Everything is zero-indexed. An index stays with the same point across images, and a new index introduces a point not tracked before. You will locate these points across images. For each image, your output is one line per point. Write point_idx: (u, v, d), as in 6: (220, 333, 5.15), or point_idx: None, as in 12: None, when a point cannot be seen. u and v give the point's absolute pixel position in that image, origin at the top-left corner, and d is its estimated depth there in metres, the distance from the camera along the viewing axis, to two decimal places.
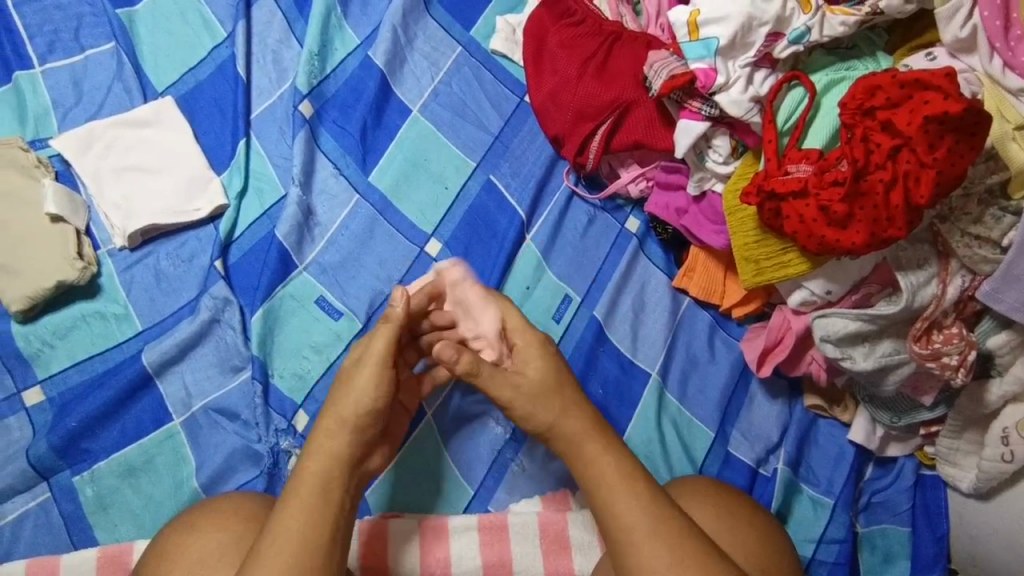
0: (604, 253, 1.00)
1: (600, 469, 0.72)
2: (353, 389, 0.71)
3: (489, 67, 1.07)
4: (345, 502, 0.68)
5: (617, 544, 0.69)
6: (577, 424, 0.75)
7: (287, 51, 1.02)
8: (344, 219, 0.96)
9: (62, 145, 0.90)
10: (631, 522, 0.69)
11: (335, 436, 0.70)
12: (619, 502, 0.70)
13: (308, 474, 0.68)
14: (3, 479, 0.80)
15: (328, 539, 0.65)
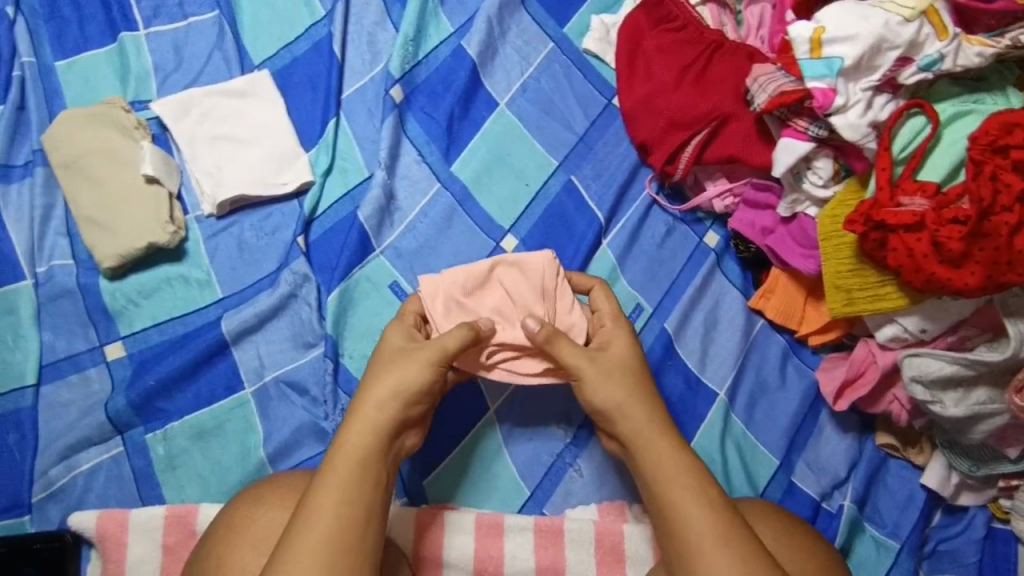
0: (680, 266, 0.99)
1: (672, 467, 0.70)
2: (407, 368, 0.71)
3: (581, 66, 1.05)
4: (383, 478, 0.67)
5: (685, 547, 0.66)
6: (649, 417, 0.73)
7: (382, 34, 1.02)
8: (424, 207, 0.96)
9: (161, 108, 0.91)
10: (703, 526, 0.66)
11: (379, 408, 0.69)
12: (694, 501, 0.68)
13: (344, 448, 0.67)
14: (82, 430, 0.82)
15: (364, 515, 0.64)
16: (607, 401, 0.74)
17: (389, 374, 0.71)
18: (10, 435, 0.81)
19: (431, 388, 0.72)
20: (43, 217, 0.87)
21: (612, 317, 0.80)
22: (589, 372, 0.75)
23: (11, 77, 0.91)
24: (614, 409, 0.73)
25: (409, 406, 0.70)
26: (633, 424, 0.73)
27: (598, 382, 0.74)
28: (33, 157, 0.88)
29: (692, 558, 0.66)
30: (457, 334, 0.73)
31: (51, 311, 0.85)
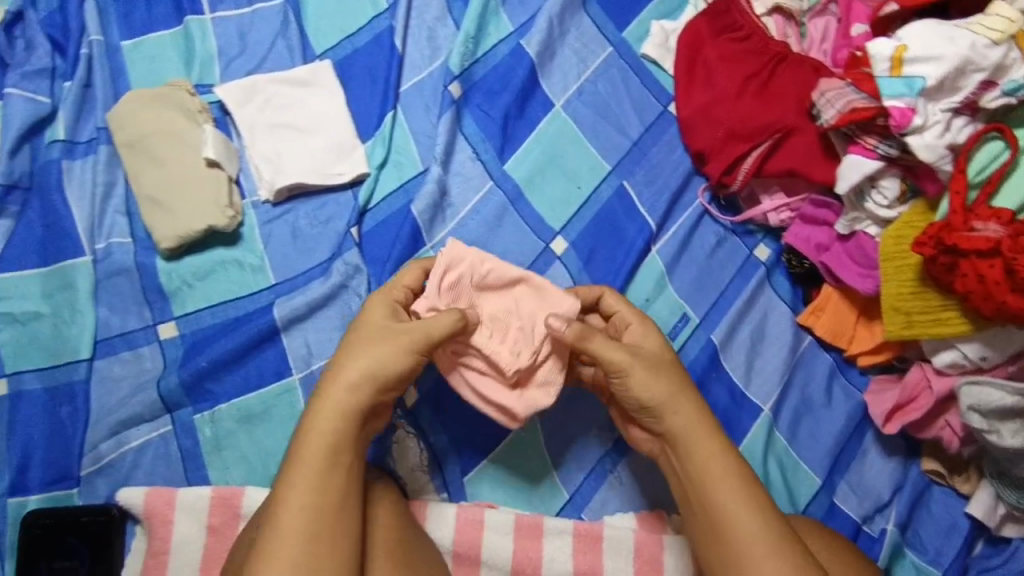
0: (729, 277, 0.98)
1: (718, 469, 0.71)
2: (377, 351, 0.71)
3: (638, 72, 1.04)
4: (352, 463, 0.69)
5: (735, 548, 0.68)
6: (696, 415, 0.73)
7: (443, 29, 1.02)
8: (476, 204, 0.96)
9: (224, 93, 0.92)
10: (756, 530, 0.68)
11: (349, 394, 0.69)
12: (743, 505, 0.69)
13: (314, 435, 0.68)
14: (133, 406, 0.83)
15: (335, 503, 0.67)
16: (654, 397, 0.73)
17: (361, 357, 0.70)
18: (63, 407, 0.83)
19: (408, 373, 0.72)
20: (104, 194, 0.88)
21: (639, 319, 0.80)
22: (636, 369, 0.73)
23: (79, 54, 0.91)
24: (664, 402, 0.73)
25: (380, 391, 0.71)
26: (682, 418, 0.73)
27: (642, 379, 0.73)
28: (96, 135, 0.89)
29: (741, 559, 0.68)
30: (448, 320, 0.73)
31: (107, 288, 0.86)
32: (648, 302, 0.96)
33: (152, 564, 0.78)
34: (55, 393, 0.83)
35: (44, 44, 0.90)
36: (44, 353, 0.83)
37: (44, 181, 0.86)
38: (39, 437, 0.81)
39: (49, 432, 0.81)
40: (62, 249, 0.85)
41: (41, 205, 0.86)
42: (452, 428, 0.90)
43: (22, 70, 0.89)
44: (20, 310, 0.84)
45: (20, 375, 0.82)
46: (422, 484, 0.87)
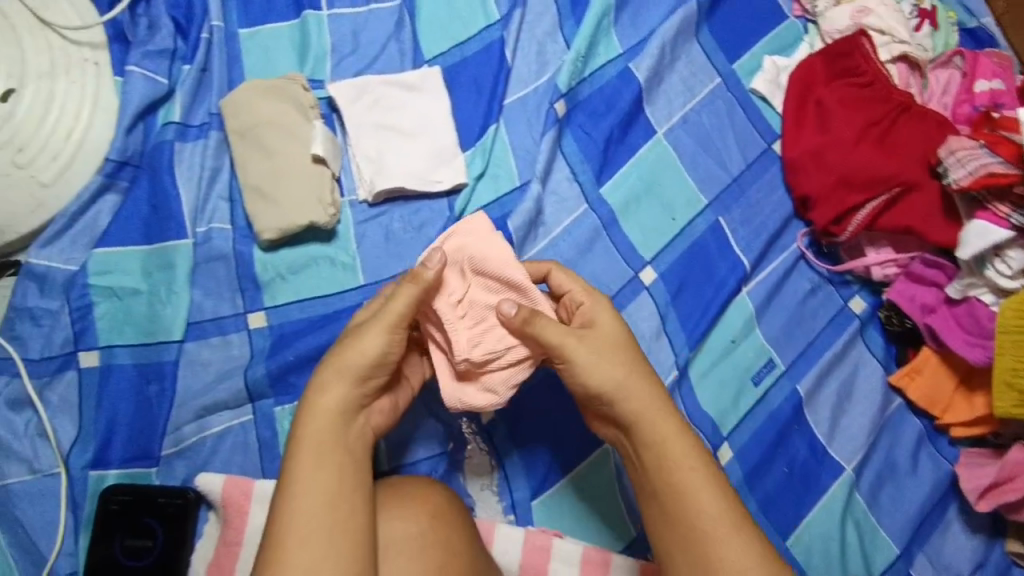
0: (820, 327, 0.95)
1: (679, 452, 0.69)
2: (356, 342, 0.70)
3: (745, 106, 1.02)
4: (344, 460, 0.68)
5: (697, 533, 0.68)
6: (652, 395, 0.71)
7: (552, 45, 1.00)
8: (569, 225, 0.95)
9: (336, 92, 0.92)
10: (717, 513, 0.68)
11: (327, 389, 0.70)
12: (705, 488, 0.68)
13: (304, 435, 0.68)
14: (218, 393, 0.84)
15: (333, 501, 0.66)
16: (605, 383, 0.71)
17: (337, 351, 0.71)
18: (152, 386, 0.84)
19: (379, 358, 0.71)
20: (210, 179, 0.89)
21: (586, 295, 0.76)
22: (580, 354, 0.71)
23: (199, 38, 0.92)
24: (613, 388, 0.70)
25: (359, 381, 0.71)
26: (637, 402, 0.70)
27: (591, 365, 0.70)
28: (209, 120, 0.90)
29: (704, 544, 0.67)
30: (407, 298, 0.70)
31: (204, 272, 0.87)
32: (734, 344, 0.94)
33: (224, 551, 0.79)
34: (146, 370, 0.84)
35: (168, 26, 0.91)
36: (139, 330, 0.84)
37: (155, 161, 0.87)
38: (126, 412, 0.82)
39: (136, 409, 0.83)
40: (166, 230, 0.86)
41: (150, 184, 0.87)
42: (525, 444, 0.89)
43: (144, 49, 0.90)
44: (120, 285, 0.85)
45: (112, 349, 0.84)
46: (490, 501, 0.88)
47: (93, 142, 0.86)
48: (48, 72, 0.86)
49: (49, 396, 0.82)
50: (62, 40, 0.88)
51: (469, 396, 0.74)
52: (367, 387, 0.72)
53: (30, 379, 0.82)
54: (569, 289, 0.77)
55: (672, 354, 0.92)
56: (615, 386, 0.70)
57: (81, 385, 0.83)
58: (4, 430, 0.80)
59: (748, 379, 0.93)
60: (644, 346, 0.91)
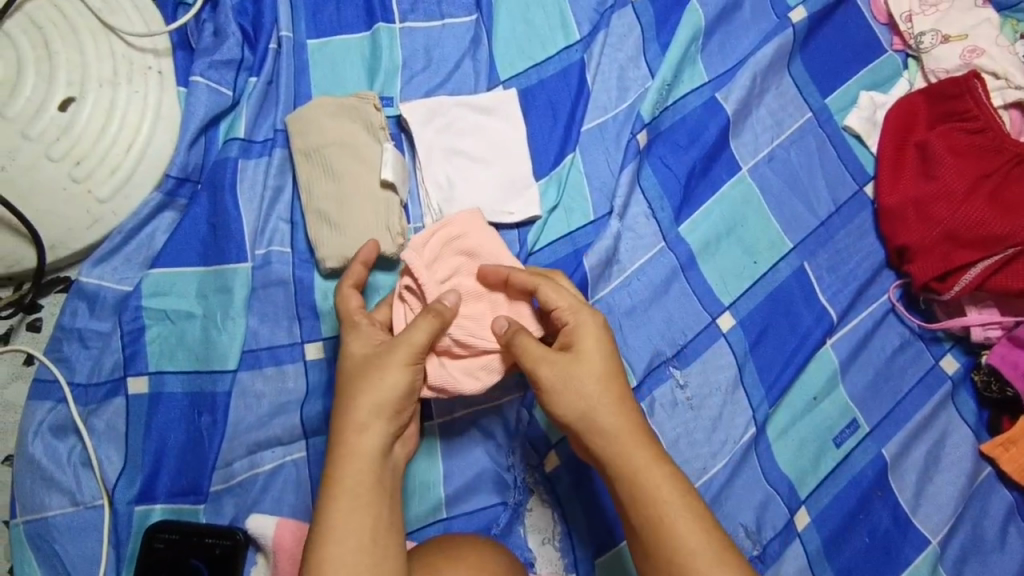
0: (908, 386, 0.90)
1: (652, 481, 0.65)
2: (388, 375, 0.66)
3: (836, 144, 0.95)
4: (381, 507, 0.64)
5: (674, 566, 0.62)
6: (628, 420, 0.67)
7: (634, 70, 0.94)
8: (645, 264, 0.88)
9: (407, 113, 0.86)
10: (698, 546, 0.62)
11: (364, 430, 0.65)
12: (682, 519, 0.63)
13: (344, 482, 0.63)
14: (272, 429, 0.79)
15: (373, 551, 0.61)
16: (577, 410, 0.67)
17: (368, 388, 0.65)
18: (203, 417, 0.79)
19: (410, 389, 0.67)
20: (272, 199, 0.84)
21: (571, 310, 0.70)
22: (551, 380, 0.68)
23: (267, 49, 0.87)
24: (586, 412, 0.67)
25: (395, 417, 0.66)
26: (611, 427, 0.67)
27: (560, 387, 0.68)
28: (273, 136, 0.85)
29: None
30: (429, 328, 0.67)
31: (261, 297, 0.82)
32: (816, 401, 0.88)
33: None
34: (198, 400, 0.79)
35: (235, 35, 0.87)
36: (193, 357, 0.80)
37: (216, 178, 0.82)
38: (175, 444, 0.78)
39: (187, 441, 0.78)
40: (224, 252, 0.81)
41: (210, 202, 0.82)
42: (584, 495, 0.82)
43: (210, 58, 0.85)
44: (174, 308, 0.80)
45: (163, 375, 0.79)
46: (551, 557, 0.82)
47: (153, 150, 0.83)
48: (110, 79, 0.84)
49: (95, 422, 0.77)
50: (126, 47, 0.85)
51: (456, 377, 0.71)
52: (402, 423, 0.67)
53: (77, 404, 0.77)
54: (553, 304, 0.70)
55: (750, 410, 0.86)
56: (589, 413, 0.67)
57: (128, 413, 0.78)
58: (47, 458, 0.76)
59: (829, 439, 0.87)
60: (720, 399, 0.85)
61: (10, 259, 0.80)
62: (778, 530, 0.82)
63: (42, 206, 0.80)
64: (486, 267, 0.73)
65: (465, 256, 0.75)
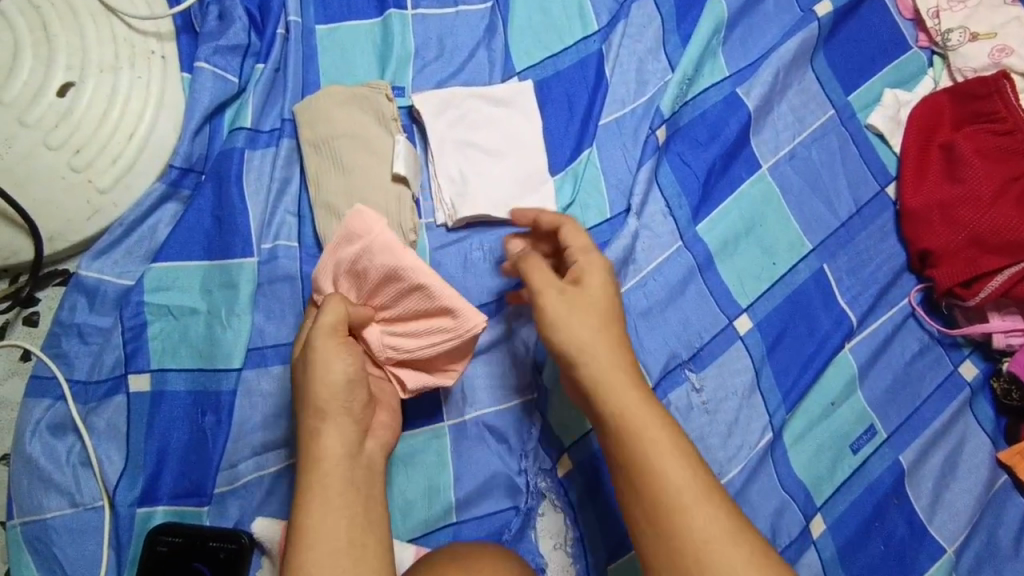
0: (927, 392, 0.88)
1: (641, 417, 0.61)
2: (321, 373, 0.66)
3: (859, 142, 0.93)
4: (352, 501, 0.62)
5: (659, 504, 0.58)
6: (621, 356, 0.64)
7: (653, 63, 0.91)
8: (661, 264, 0.86)
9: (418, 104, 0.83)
10: (686, 483, 0.58)
11: (319, 432, 0.65)
12: (669, 454, 0.59)
13: (309, 486, 0.63)
14: (279, 430, 0.77)
15: (352, 547, 0.60)
16: (573, 339, 0.64)
17: (314, 391, 0.65)
18: (207, 417, 0.76)
19: (349, 375, 0.66)
20: (279, 192, 0.81)
21: (582, 251, 0.70)
22: (554, 306, 0.66)
23: (275, 34, 0.84)
24: (585, 343, 0.64)
25: (343, 409, 0.66)
26: (604, 360, 0.64)
27: (561, 315, 0.65)
28: (280, 126, 0.82)
29: (667, 516, 0.57)
30: (336, 308, 0.67)
31: (267, 293, 0.79)
32: (833, 407, 0.86)
33: None
34: (202, 399, 0.76)
35: (242, 19, 0.83)
36: (196, 355, 0.77)
37: (221, 169, 0.79)
38: (178, 444, 0.75)
39: (190, 441, 0.75)
40: (229, 246, 0.78)
41: (215, 194, 0.79)
42: (598, 502, 0.81)
43: (214, 44, 0.82)
44: (177, 303, 0.78)
45: (165, 373, 0.76)
46: (562, 562, 0.80)
47: (156, 139, 0.80)
48: (111, 65, 0.81)
49: (95, 421, 0.75)
50: (128, 31, 0.82)
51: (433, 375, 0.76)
52: (355, 415, 0.67)
53: (76, 403, 0.75)
54: (568, 242, 0.71)
55: (766, 415, 0.84)
56: (585, 343, 0.64)
57: (130, 412, 0.75)
58: (46, 458, 0.73)
59: (846, 445, 0.85)
60: (737, 403, 0.83)
61: (7, 251, 0.77)
62: (794, 538, 0.80)
63: (39, 196, 0.77)
64: (518, 209, 0.76)
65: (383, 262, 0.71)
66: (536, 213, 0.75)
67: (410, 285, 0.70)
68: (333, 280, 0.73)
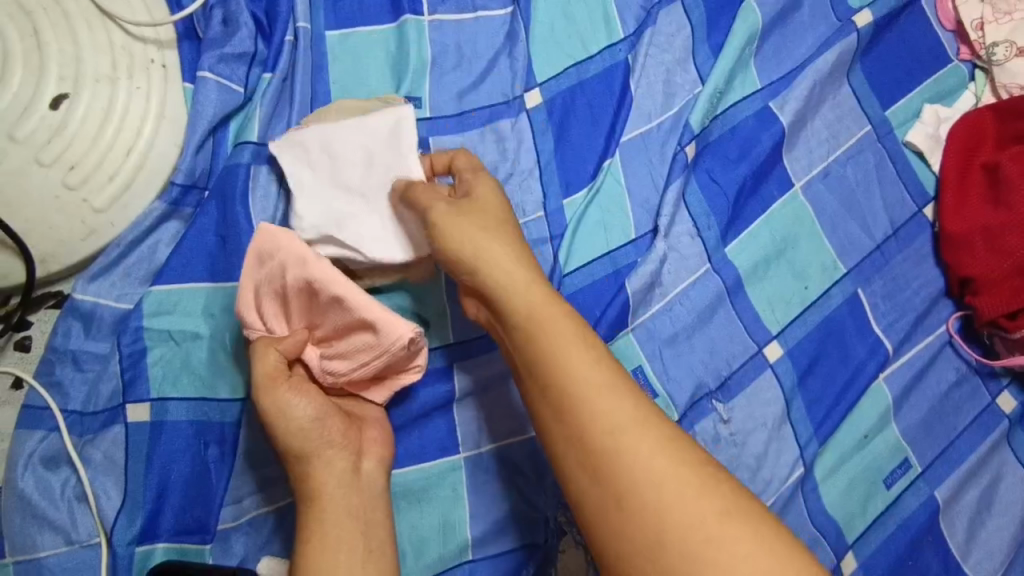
0: (964, 424, 0.84)
1: (539, 310, 0.61)
2: (279, 423, 0.65)
3: (895, 160, 0.89)
4: (354, 532, 0.64)
5: (564, 402, 0.59)
6: (518, 254, 0.63)
7: (682, 74, 0.87)
8: (687, 288, 0.81)
9: (283, 159, 0.74)
10: (587, 373, 0.59)
11: (306, 465, 0.66)
12: (570, 352, 0.59)
13: (308, 519, 0.65)
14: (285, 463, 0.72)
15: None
16: (466, 238, 0.63)
17: (279, 437, 0.65)
18: (210, 449, 0.72)
19: (308, 416, 0.65)
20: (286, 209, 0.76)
21: (470, 172, 0.69)
22: (444, 215, 0.64)
23: (283, 41, 0.79)
24: (474, 254, 0.62)
25: (317, 443, 0.66)
26: (499, 259, 0.62)
27: (452, 222, 0.63)
28: None
29: (570, 406, 0.58)
30: (260, 365, 0.65)
31: None
32: (868, 439, 0.81)
33: None
34: (204, 429, 0.72)
35: (248, 25, 0.79)
36: (198, 383, 0.72)
37: (225, 186, 0.75)
38: (178, 478, 0.70)
39: (190, 475, 0.70)
40: (234, 268, 0.74)
41: (218, 212, 0.75)
42: None
43: (220, 51, 0.77)
44: (178, 328, 0.73)
45: (166, 402, 0.71)
46: None
47: (155, 156, 0.76)
48: (107, 75, 0.76)
49: (91, 454, 0.70)
50: (126, 38, 0.78)
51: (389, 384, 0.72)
52: (331, 445, 0.66)
53: (71, 434, 0.70)
54: (457, 171, 0.70)
55: (797, 448, 0.79)
56: (483, 244, 0.63)
57: (128, 443, 0.70)
58: (38, 493, 0.69)
59: (880, 481, 0.81)
60: (766, 435, 0.78)
61: None
62: None
63: (32, 217, 0.73)
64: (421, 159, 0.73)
65: (304, 290, 0.67)
66: (449, 156, 0.71)
67: (328, 297, 0.66)
68: (257, 308, 0.68)
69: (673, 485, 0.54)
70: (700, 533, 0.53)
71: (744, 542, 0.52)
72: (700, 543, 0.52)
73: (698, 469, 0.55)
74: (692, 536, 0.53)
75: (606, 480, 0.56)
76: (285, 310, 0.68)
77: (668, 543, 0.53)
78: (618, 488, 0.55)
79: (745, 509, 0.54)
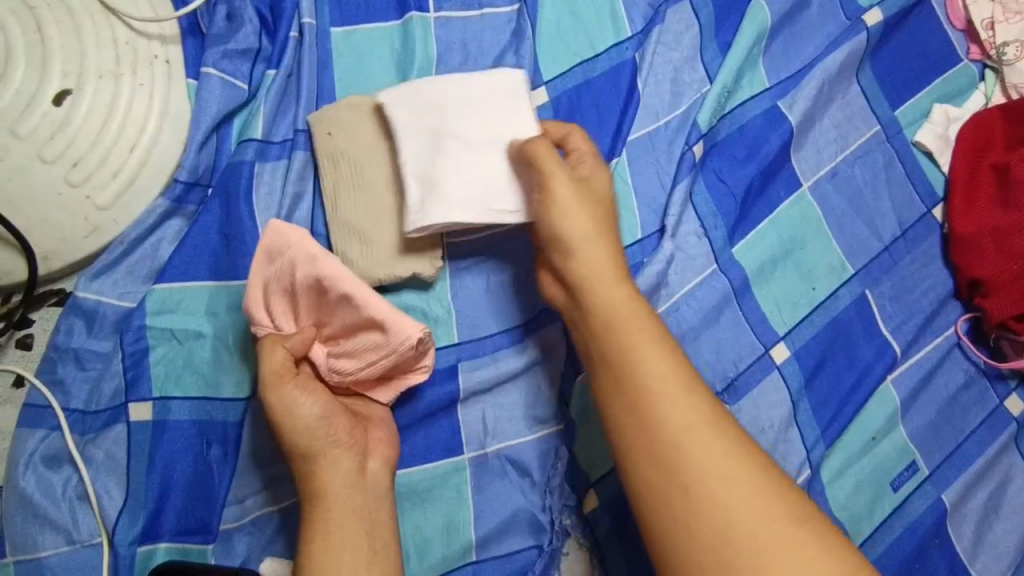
0: (971, 427, 0.84)
1: (621, 306, 0.62)
2: (285, 420, 0.64)
3: (904, 160, 0.89)
4: (358, 532, 0.64)
5: (640, 393, 0.58)
6: (606, 251, 0.64)
7: (689, 72, 0.86)
8: (694, 288, 0.80)
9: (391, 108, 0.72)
10: (665, 369, 0.59)
11: (311, 464, 0.65)
12: (650, 348, 0.60)
13: (312, 519, 0.64)
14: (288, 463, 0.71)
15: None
16: (570, 228, 0.64)
17: (286, 435, 0.65)
18: (213, 449, 0.71)
19: (315, 415, 0.65)
20: (290, 207, 0.75)
21: (587, 152, 0.69)
22: (563, 192, 0.64)
23: (288, 38, 0.78)
24: (579, 237, 0.64)
25: (323, 442, 0.66)
26: (592, 253, 0.64)
27: (568, 202, 0.64)
28: (292, 137, 0.76)
29: (645, 399, 0.58)
30: (270, 362, 0.64)
31: None
32: (875, 441, 0.81)
33: None
34: (207, 429, 0.71)
35: (252, 21, 0.78)
36: (201, 382, 0.72)
37: (229, 184, 0.74)
38: (180, 477, 0.70)
39: (193, 475, 0.70)
40: (237, 267, 0.73)
41: (222, 210, 0.74)
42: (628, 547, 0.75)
43: (224, 47, 0.77)
44: (180, 327, 0.72)
45: (168, 401, 0.71)
46: None
47: (159, 153, 0.76)
48: (111, 71, 0.75)
49: (92, 453, 0.70)
50: (129, 33, 0.77)
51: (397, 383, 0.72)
52: (338, 445, 0.66)
53: (72, 433, 0.70)
54: (577, 148, 0.70)
55: (804, 451, 0.78)
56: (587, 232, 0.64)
57: (130, 443, 0.70)
58: (40, 493, 0.68)
59: (887, 484, 0.80)
60: (773, 437, 0.78)
61: None
62: None
63: (34, 214, 0.73)
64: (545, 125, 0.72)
65: (313, 287, 0.66)
66: (567, 130, 0.71)
67: (336, 295, 0.66)
68: (264, 305, 0.67)
69: (742, 484, 0.54)
70: (768, 531, 0.52)
71: (807, 545, 0.52)
72: (768, 541, 0.52)
73: (766, 473, 0.55)
74: (761, 534, 0.52)
75: (676, 472, 0.55)
76: (293, 307, 0.68)
77: (733, 538, 0.52)
78: (687, 480, 0.55)
79: (806, 515, 0.54)
